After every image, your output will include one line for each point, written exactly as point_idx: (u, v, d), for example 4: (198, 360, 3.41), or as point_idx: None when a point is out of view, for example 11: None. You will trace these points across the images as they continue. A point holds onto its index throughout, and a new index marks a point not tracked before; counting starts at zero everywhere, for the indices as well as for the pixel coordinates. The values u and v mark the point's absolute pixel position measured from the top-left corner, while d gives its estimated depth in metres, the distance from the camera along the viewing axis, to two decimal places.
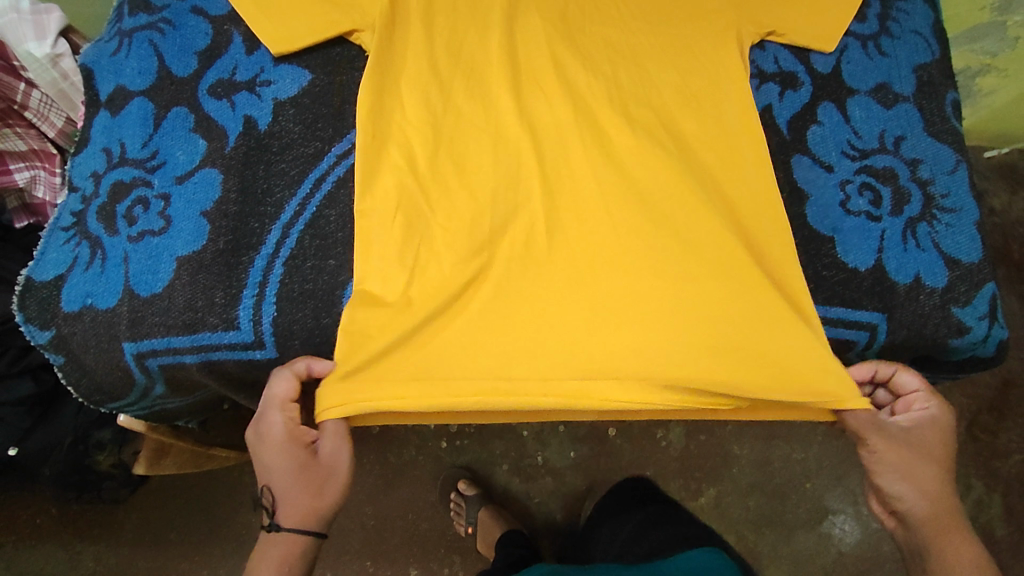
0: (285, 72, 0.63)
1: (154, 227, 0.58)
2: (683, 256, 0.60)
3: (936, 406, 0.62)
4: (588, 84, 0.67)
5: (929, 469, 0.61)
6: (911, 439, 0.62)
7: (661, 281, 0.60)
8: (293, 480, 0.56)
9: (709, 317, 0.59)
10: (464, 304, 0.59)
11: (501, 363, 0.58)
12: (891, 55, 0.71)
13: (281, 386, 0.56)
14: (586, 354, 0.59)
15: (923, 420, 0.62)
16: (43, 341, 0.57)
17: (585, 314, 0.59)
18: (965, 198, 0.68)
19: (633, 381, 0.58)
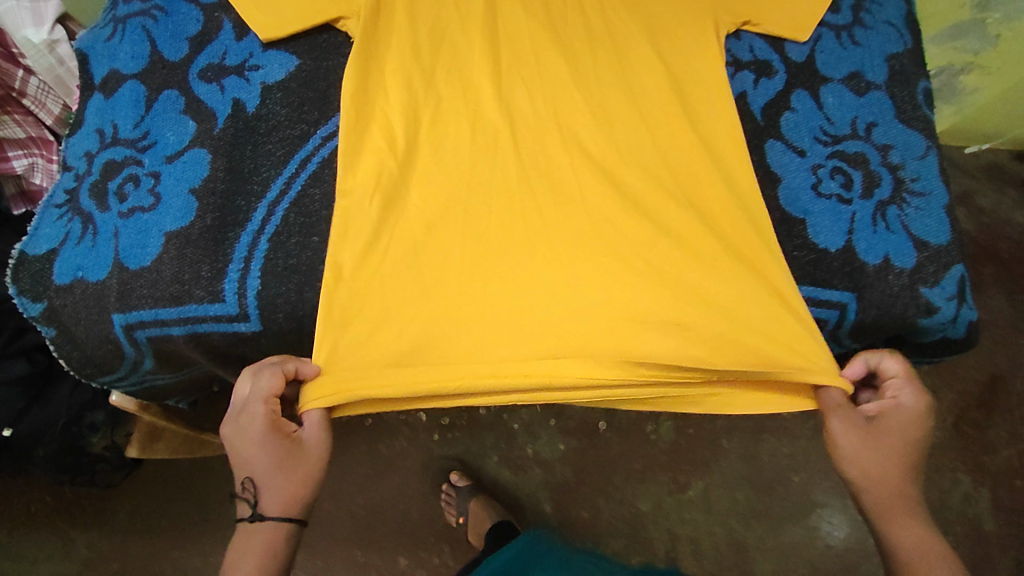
0: (273, 57, 0.65)
1: (144, 203, 0.60)
2: (660, 242, 0.63)
3: (912, 397, 0.64)
4: (567, 73, 0.69)
5: (895, 463, 0.64)
6: (881, 431, 0.64)
7: (637, 264, 0.62)
8: (274, 471, 0.57)
9: (683, 300, 0.61)
10: (440, 287, 0.61)
11: (472, 336, 0.60)
12: (864, 45, 0.73)
13: (265, 379, 0.57)
14: (557, 337, 0.61)
15: (896, 412, 0.64)
16: (35, 313, 0.60)
17: (558, 292, 0.62)
18: (935, 182, 0.69)
19: (598, 355, 0.60)
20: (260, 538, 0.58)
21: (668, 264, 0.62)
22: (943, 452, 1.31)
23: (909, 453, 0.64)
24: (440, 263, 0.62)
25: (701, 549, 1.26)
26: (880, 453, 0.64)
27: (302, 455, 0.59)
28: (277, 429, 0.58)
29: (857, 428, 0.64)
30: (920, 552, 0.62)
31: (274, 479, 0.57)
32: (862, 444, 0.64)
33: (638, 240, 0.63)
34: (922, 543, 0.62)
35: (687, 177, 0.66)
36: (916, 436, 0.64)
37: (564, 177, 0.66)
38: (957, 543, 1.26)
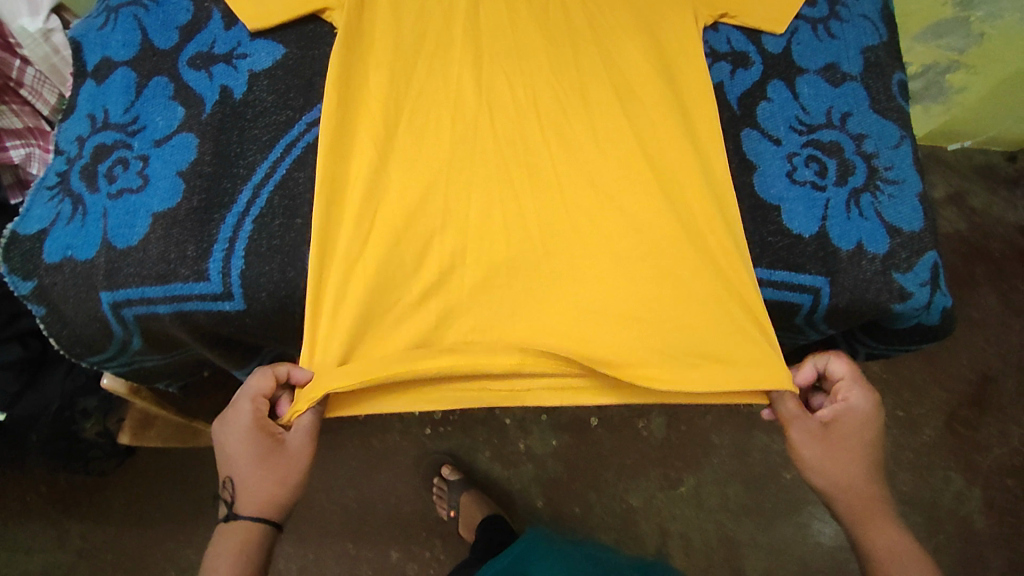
0: (260, 45, 0.67)
1: (133, 185, 0.62)
2: (631, 237, 0.65)
3: (860, 398, 0.65)
4: (547, 64, 0.71)
5: (854, 462, 0.65)
6: (839, 435, 0.65)
7: (608, 253, 0.65)
8: (254, 469, 0.62)
9: (650, 293, 0.64)
10: (420, 278, 0.64)
11: (450, 326, 0.64)
12: (839, 37, 0.75)
13: (256, 381, 0.61)
14: (530, 326, 0.64)
15: (849, 415, 0.65)
16: (25, 291, 0.62)
17: (531, 282, 0.65)
18: (908, 170, 0.71)
19: (572, 346, 0.63)
20: (239, 532, 0.62)
21: (637, 257, 0.65)
22: (935, 450, 1.30)
23: (867, 452, 0.66)
24: (421, 257, 0.64)
25: (692, 545, 1.26)
26: (840, 458, 0.65)
27: (282, 455, 0.62)
28: (260, 429, 0.61)
29: (818, 435, 0.65)
30: (890, 553, 0.63)
31: (251, 476, 0.61)
32: (823, 452, 0.64)
33: (611, 235, 0.66)
34: (892, 543, 0.63)
35: (662, 168, 0.68)
36: (870, 435, 0.66)
37: (543, 167, 0.67)
38: (948, 542, 1.26)
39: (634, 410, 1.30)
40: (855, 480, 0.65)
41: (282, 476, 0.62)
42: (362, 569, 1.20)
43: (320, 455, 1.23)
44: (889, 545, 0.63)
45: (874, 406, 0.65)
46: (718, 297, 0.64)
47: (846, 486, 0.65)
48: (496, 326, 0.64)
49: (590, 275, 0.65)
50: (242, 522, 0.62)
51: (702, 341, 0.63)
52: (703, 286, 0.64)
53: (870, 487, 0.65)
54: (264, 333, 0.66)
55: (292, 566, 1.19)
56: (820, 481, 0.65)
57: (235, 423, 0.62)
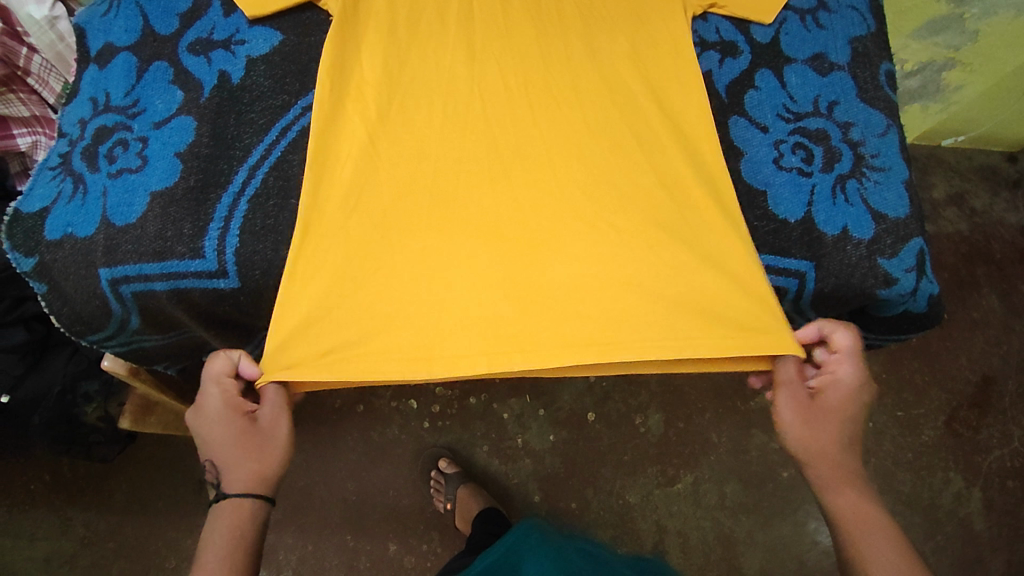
0: (258, 32, 0.69)
1: (132, 165, 0.64)
2: (619, 215, 0.67)
3: (851, 370, 0.66)
4: (538, 53, 0.73)
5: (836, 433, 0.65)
6: (824, 406, 0.66)
7: (594, 236, 0.66)
8: (234, 448, 0.62)
9: (643, 265, 0.65)
10: (406, 252, 0.65)
11: (436, 298, 0.64)
12: (827, 28, 0.76)
13: (213, 367, 0.63)
14: (515, 300, 0.64)
15: (834, 387, 0.66)
16: (27, 268, 0.63)
17: (517, 258, 0.65)
18: (894, 158, 0.72)
19: (554, 321, 0.64)
20: (227, 511, 0.62)
21: (626, 240, 0.66)
22: (934, 451, 1.29)
23: (849, 425, 0.66)
24: (403, 240, 0.65)
25: (689, 543, 1.25)
26: (823, 428, 0.65)
27: (259, 432, 0.64)
28: (232, 408, 0.63)
29: (803, 401, 0.66)
30: (857, 520, 0.63)
31: (234, 454, 0.62)
32: (804, 420, 0.65)
33: (596, 214, 0.67)
34: (860, 509, 0.63)
35: (650, 153, 0.69)
36: (855, 409, 0.66)
37: (533, 152, 0.69)
38: (947, 543, 1.25)
39: (631, 406, 1.30)
40: (831, 451, 0.65)
41: (261, 452, 0.63)
42: (359, 563, 1.20)
43: (320, 447, 1.24)
44: (857, 513, 0.63)
45: (862, 384, 0.66)
46: (709, 268, 0.65)
47: (822, 456, 0.65)
48: (476, 313, 0.64)
49: (572, 256, 0.66)
50: (232, 501, 0.62)
51: (698, 311, 0.64)
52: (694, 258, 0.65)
53: (844, 458, 0.65)
54: (259, 311, 0.67)
55: (290, 558, 1.19)
56: (796, 448, 0.66)
57: (207, 407, 0.63)
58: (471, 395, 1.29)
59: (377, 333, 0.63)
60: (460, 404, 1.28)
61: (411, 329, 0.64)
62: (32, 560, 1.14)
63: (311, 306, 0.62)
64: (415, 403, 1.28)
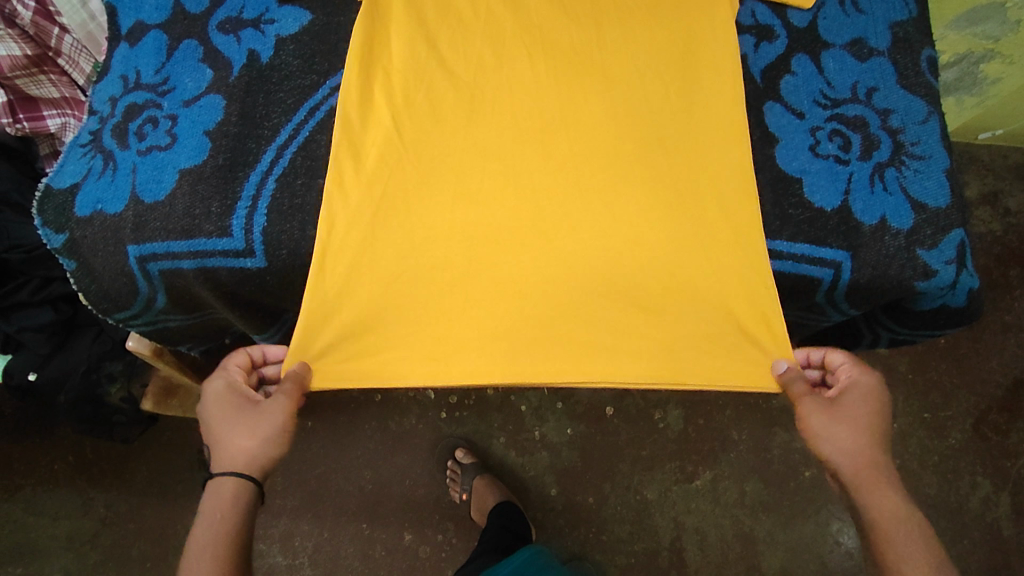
0: (288, 11, 0.69)
1: (161, 143, 0.64)
2: (645, 215, 0.65)
3: (863, 373, 0.66)
4: (569, 43, 0.71)
5: (863, 438, 0.64)
6: (849, 411, 0.65)
7: (618, 236, 0.65)
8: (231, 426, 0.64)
9: (657, 272, 0.65)
10: (427, 248, 0.64)
11: (457, 296, 0.64)
12: (867, 13, 0.75)
13: (230, 359, 0.68)
14: (535, 302, 0.65)
15: (854, 391, 0.66)
16: (57, 244, 0.64)
17: (542, 254, 0.65)
18: (936, 147, 0.69)
19: (575, 322, 0.64)
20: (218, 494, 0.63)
21: (649, 243, 0.65)
22: (961, 454, 1.26)
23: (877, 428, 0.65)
24: (428, 235, 0.65)
25: (707, 541, 1.23)
26: (854, 430, 0.64)
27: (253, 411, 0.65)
28: (235, 392, 0.66)
29: (825, 409, 0.64)
30: (893, 519, 0.62)
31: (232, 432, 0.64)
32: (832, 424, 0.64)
33: (618, 212, 0.66)
34: (896, 509, 0.62)
35: (679, 145, 0.68)
36: (881, 413, 0.65)
37: (558, 150, 0.67)
38: (974, 549, 1.22)
39: (652, 401, 1.28)
40: (863, 451, 0.63)
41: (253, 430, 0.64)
42: (376, 550, 1.20)
43: (339, 434, 1.24)
44: (891, 510, 0.62)
45: (876, 388, 0.66)
46: (727, 274, 0.65)
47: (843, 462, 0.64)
48: (497, 320, 0.64)
49: (595, 257, 0.65)
50: (215, 482, 0.64)
51: (708, 327, 0.65)
52: (709, 263, 0.65)
53: (877, 463, 0.64)
54: (285, 291, 0.67)
55: (307, 544, 1.20)
56: (829, 451, 0.64)
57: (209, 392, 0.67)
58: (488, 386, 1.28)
59: (392, 339, 0.64)
60: (477, 395, 1.28)
61: (421, 336, 0.64)
62: (56, 538, 1.16)
63: (332, 305, 0.63)
64: (433, 393, 1.27)
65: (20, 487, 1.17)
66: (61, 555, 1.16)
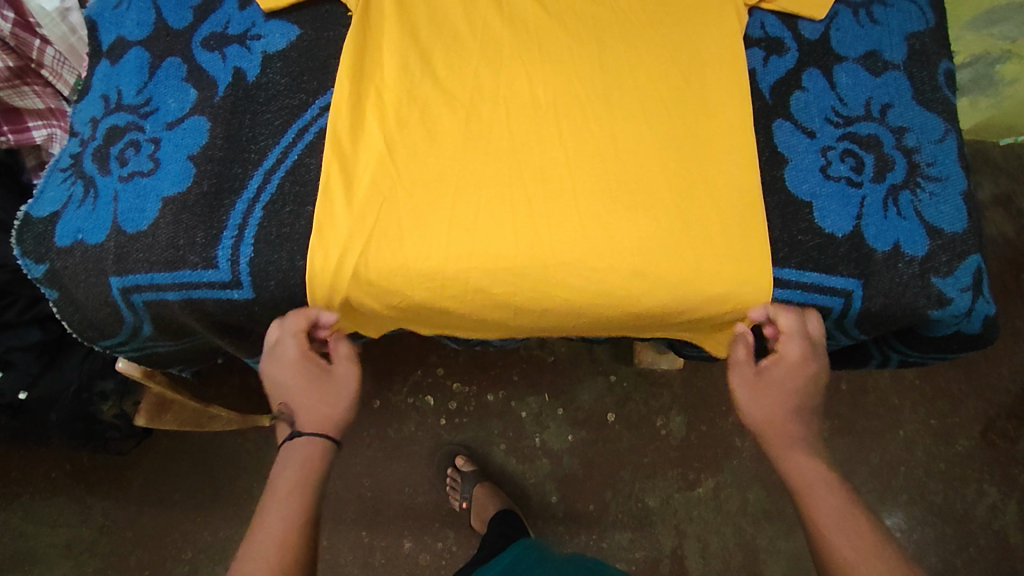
0: (275, 26, 0.67)
1: (143, 168, 0.62)
2: (645, 245, 0.62)
3: (797, 345, 0.62)
4: (570, 62, 0.67)
5: (782, 407, 0.63)
6: (772, 382, 0.64)
7: (620, 267, 0.62)
8: (307, 392, 0.61)
9: (651, 306, 0.64)
10: (422, 278, 0.62)
11: (454, 316, 0.67)
12: (882, 23, 0.71)
13: (292, 321, 0.62)
14: (525, 322, 0.67)
15: (785, 363, 0.63)
16: (38, 274, 0.62)
17: (540, 284, 0.63)
18: (953, 167, 0.66)
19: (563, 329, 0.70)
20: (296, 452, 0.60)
21: (647, 277, 0.62)
22: (969, 462, 1.24)
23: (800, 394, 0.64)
24: (423, 264, 0.61)
25: (709, 549, 1.22)
26: (778, 402, 0.64)
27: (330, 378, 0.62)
28: (308, 359, 0.62)
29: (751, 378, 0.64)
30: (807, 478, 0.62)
31: (308, 396, 0.61)
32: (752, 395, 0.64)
33: (620, 241, 0.62)
34: (809, 468, 0.62)
35: (682, 168, 0.64)
36: (809, 381, 0.64)
37: (558, 175, 0.64)
38: (978, 556, 1.21)
39: (654, 407, 1.25)
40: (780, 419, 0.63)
41: (333, 397, 0.62)
42: (375, 558, 1.19)
43: None
44: (808, 471, 0.62)
45: (810, 359, 0.63)
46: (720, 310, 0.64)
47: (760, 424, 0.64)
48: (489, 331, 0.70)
49: (594, 289, 0.63)
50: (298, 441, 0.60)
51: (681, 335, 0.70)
52: (706, 298, 0.63)
53: (793, 428, 0.63)
54: (276, 321, 0.65)
55: None
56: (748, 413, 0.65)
57: (282, 355, 0.62)
58: (488, 392, 1.25)
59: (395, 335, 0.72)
60: (477, 401, 1.25)
61: (428, 331, 0.73)
62: (54, 546, 1.16)
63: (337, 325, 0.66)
64: (432, 399, 1.25)
65: (19, 495, 1.16)
66: (60, 563, 1.15)
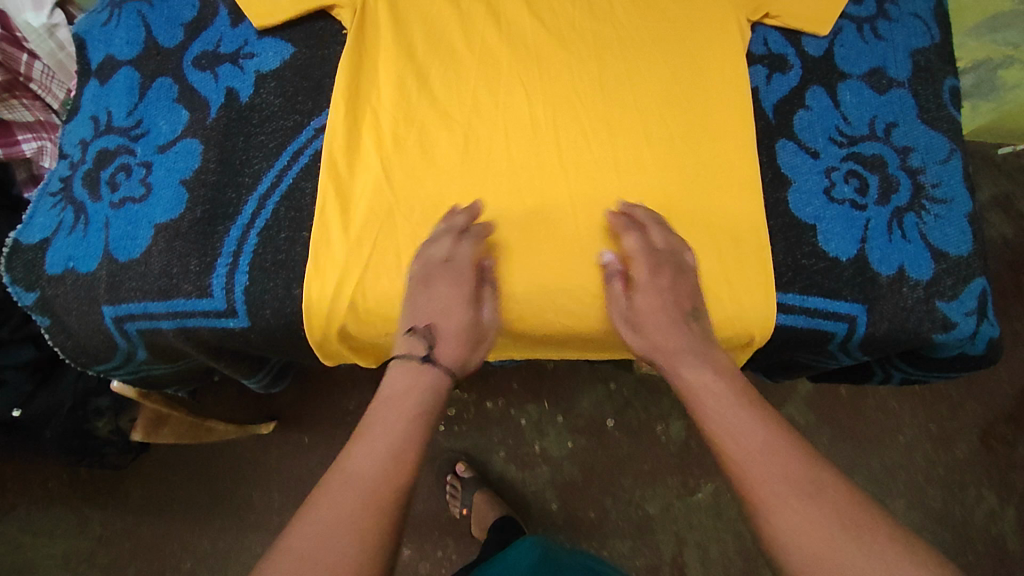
0: (268, 44, 0.66)
1: (135, 194, 0.61)
2: None
3: (638, 258, 0.59)
4: (570, 81, 0.66)
5: (663, 326, 0.58)
6: (644, 307, 0.59)
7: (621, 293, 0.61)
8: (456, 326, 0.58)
9: None
10: None
11: None
12: (887, 39, 0.70)
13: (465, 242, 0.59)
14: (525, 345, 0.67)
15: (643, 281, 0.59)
16: (28, 302, 0.61)
17: (540, 311, 0.62)
18: (958, 188, 0.66)
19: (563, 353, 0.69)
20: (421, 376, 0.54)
21: None
22: (969, 467, 1.20)
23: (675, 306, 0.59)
24: None
25: (710, 556, 1.20)
26: (657, 322, 0.58)
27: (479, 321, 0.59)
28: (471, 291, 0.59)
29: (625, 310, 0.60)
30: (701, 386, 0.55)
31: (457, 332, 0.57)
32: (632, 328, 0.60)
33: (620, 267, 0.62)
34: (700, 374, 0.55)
35: (684, 191, 0.63)
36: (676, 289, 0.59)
37: (558, 199, 0.63)
38: (979, 563, 1.17)
39: (653, 413, 1.25)
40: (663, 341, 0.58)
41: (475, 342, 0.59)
42: None
43: None
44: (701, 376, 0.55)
45: (662, 268, 0.59)
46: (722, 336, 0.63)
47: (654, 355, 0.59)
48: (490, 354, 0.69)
49: (596, 315, 0.62)
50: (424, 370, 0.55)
51: None
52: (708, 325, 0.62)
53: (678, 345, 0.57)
54: (272, 347, 0.64)
55: None
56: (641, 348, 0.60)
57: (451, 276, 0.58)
58: (488, 399, 1.24)
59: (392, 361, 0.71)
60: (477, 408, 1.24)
61: None
62: (51, 558, 1.08)
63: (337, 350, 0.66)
64: None
65: (12, 507, 1.09)
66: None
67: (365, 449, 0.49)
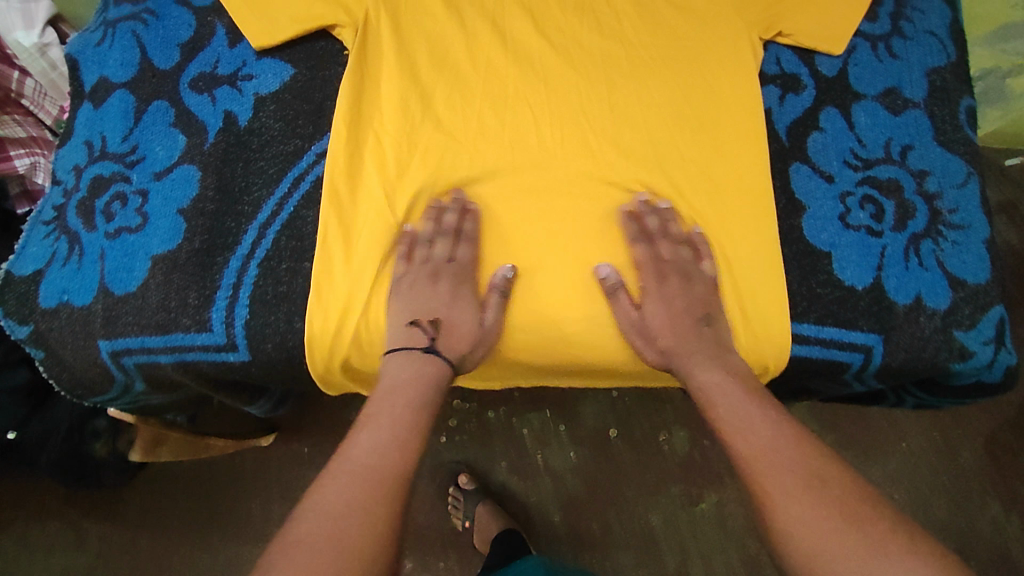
0: (267, 66, 0.64)
1: (131, 224, 0.59)
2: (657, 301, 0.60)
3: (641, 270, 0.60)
4: (577, 102, 0.64)
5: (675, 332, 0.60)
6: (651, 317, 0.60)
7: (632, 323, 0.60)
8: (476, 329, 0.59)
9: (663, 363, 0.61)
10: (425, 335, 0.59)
11: None
12: (902, 57, 0.68)
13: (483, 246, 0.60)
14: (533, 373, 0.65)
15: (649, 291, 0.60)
16: (22, 335, 0.60)
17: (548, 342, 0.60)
18: (975, 213, 0.64)
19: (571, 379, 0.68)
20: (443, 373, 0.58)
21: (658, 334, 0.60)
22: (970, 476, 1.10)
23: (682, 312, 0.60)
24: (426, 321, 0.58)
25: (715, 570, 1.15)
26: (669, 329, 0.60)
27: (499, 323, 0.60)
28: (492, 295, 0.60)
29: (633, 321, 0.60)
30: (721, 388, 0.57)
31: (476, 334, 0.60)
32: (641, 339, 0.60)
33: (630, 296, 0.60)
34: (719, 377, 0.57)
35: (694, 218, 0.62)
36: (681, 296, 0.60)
37: (567, 225, 0.61)
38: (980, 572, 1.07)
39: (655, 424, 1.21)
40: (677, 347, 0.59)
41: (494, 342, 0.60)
42: None
43: None
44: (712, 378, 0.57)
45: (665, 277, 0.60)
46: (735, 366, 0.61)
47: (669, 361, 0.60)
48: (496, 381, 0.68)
49: (605, 345, 0.61)
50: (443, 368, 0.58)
51: None
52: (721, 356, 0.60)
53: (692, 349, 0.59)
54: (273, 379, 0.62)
55: None
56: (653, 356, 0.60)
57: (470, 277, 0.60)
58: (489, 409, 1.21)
59: None
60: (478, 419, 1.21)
61: None
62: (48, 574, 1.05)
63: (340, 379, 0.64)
64: None
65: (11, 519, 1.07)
66: None
67: (380, 438, 0.52)
